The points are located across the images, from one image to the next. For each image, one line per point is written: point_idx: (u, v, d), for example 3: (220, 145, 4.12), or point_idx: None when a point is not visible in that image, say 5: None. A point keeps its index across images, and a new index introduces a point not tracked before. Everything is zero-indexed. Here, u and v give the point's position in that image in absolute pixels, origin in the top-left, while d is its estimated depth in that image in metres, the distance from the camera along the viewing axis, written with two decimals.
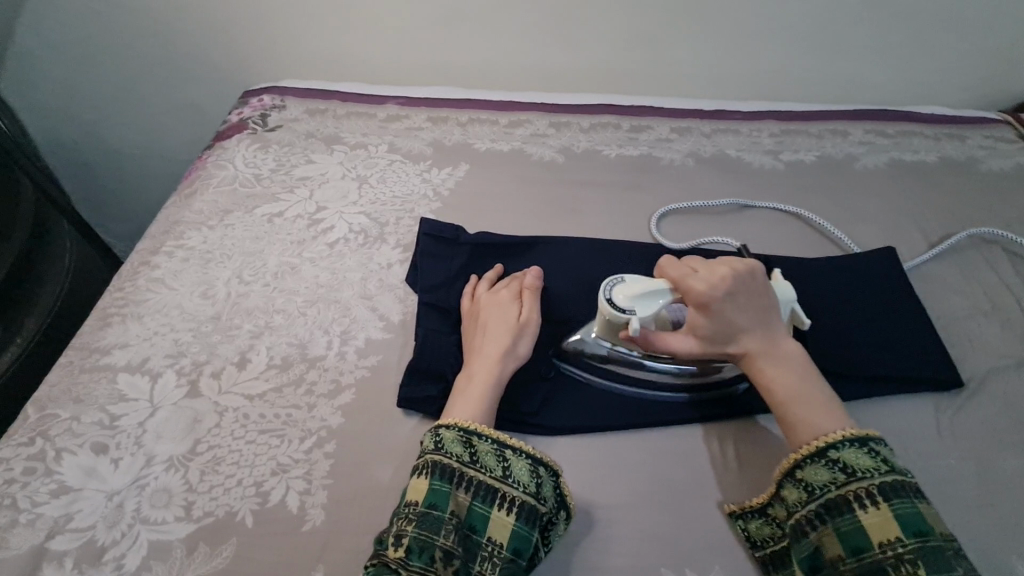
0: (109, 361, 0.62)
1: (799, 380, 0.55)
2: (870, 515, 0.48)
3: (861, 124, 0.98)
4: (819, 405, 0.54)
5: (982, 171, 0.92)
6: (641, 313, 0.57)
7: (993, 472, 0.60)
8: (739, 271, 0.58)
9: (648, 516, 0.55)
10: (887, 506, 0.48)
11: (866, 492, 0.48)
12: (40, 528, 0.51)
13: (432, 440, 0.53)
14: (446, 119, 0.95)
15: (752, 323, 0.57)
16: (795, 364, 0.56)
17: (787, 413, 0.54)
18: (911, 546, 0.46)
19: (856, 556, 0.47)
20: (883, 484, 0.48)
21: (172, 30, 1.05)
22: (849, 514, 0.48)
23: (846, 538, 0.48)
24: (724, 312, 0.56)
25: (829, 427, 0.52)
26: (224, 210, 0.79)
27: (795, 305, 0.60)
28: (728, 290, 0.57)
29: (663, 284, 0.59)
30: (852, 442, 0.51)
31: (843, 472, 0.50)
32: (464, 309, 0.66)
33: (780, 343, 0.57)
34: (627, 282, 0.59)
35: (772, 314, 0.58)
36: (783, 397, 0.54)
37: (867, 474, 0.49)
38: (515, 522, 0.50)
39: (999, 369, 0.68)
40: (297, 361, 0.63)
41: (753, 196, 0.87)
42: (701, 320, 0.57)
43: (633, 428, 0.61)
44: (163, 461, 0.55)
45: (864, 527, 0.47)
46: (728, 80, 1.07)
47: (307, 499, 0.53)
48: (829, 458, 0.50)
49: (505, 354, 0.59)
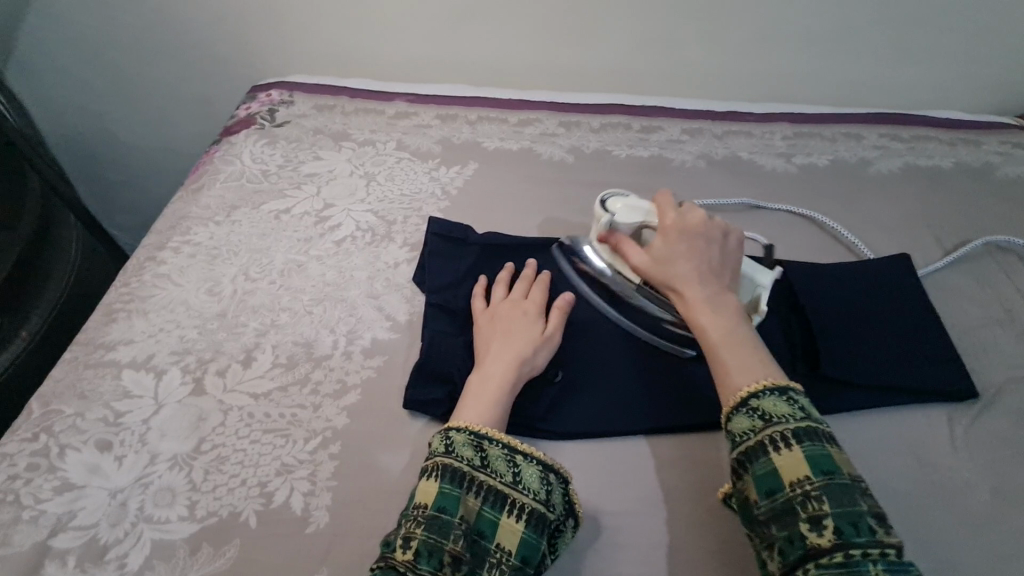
0: (114, 357, 0.62)
1: (733, 326, 0.55)
2: (783, 456, 0.47)
3: (875, 128, 0.97)
4: (748, 352, 0.53)
5: (998, 177, 0.91)
6: (618, 216, 0.66)
7: (1007, 486, 0.59)
8: (713, 222, 0.62)
9: (656, 524, 0.55)
10: (799, 447, 0.47)
11: (780, 435, 0.47)
12: (42, 525, 0.50)
13: (442, 442, 0.52)
14: (455, 116, 0.94)
15: (706, 265, 0.59)
16: (734, 318, 0.56)
17: (714, 352, 0.54)
18: (818, 484, 0.45)
19: (769, 499, 0.46)
20: (796, 428, 0.47)
21: (180, 22, 1.05)
22: (764, 459, 0.47)
23: (759, 481, 0.47)
24: (680, 246, 0.60)
25: (748, 373, 0.52)
26: (231, 206, 0.79)
27: (761, 290, 0.63)
28: (691, 229, 0.61)
29: (650, 210, 0.65)
30: (771, 391, 0.50)
31: (761, 418, 0.49)
32: (478, 312, 0.65)
33: (726, 293, 0.58)
34: (630, 199, 0.68)
35: (728, 269, 0.60)
36: (712, 334, 0.55)
37: (782, 420, 0.48)
38: (524, 529, 0.49)
39: (1014, 380, 0.67)
40: (303, 360, 0.62)
41: (766, 199, 0.86)
42: (660, 249, 0.61)
43: (642, 434, 0.60)
44: (166, 460, 0.54)
45: (776, 470, 0.46)
46: (740, 81, 1.05)
47: (311, 501, 0.53)
48: (748, 407, 0.50)
49: (522, 362, 0.59)
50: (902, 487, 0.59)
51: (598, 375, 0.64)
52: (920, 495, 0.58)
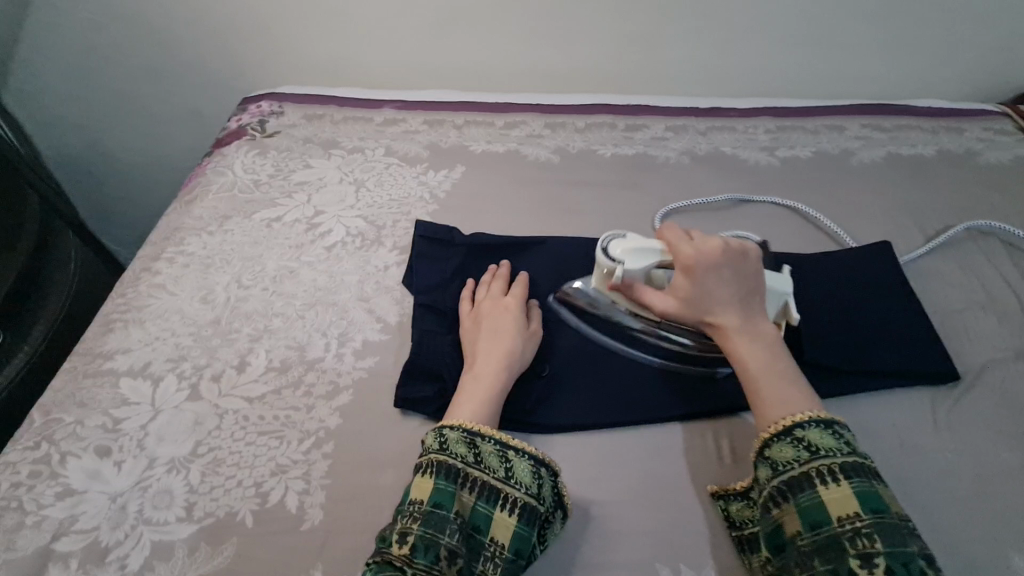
0: (112, 365, 0.64)
1: (773, 359, 0.55)
2: (830, 491, 0.47)
3: (856, 120, 0.98)
4: (793, 389, 0.53)
5: (980, 163, 0.92)
6: (629, 265, 0.61)
7: (990, 465, 0.60)
8: (733, 247, 0.59)
9: (644, 513, 0.56)
10: (848, 483, 0.47)
11: (828, 469, 0.48)
12: (45, 530, 0.52)
13: (436, 439, 0.53)
14: (443, 122, 0.96)
15: (736, 297, 0.57)
16: (769, 345, 0.56)
17: (756, 387, 0.54)
18: (868, 521, 0.45)
19: (814, 530, 0.46)
20: (844, 463, 0.48)
21: (170, 38, 1.07)
22: (809, 490, 0.48)
23: (806, 513, 0.47)
24: (709, 281, 0.57)
25: (795, 408, 0.52)
26: (224, 216, 0.81)
27: (788, 297, 0.62)
28: (717, 260, 0.58)
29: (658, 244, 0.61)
30: (817, 423, 0.50)
31: (807, 450, 0.49)
32: (464, 313, 0.67)
33: (759, 324, 0.57)
34: (627, 239, 0.63)
35: (756, 296, 0.58)
36: (755, 374, 0.54)
37: (829, 453, 0.49)
38: (516, 523, 0.50)
39: (997, 361, 0.68)
40: (296, 363, 0.64)
41: (749, 191, 0.88)
42: (686, 286, 0.58)
43: (629, 425, 0.62)
44: (164, 464, 0.56)
45: (823, 502, 0.47)
46: (722, 77, 1.07)
47: (306, 499, 0.54)
48: (793, 436, 0.50)
49: (511, 359, 0.61)
50: (887, 469, 0.60)
51: (585, 369, 0.65)
52: (904, 478, 0.59)
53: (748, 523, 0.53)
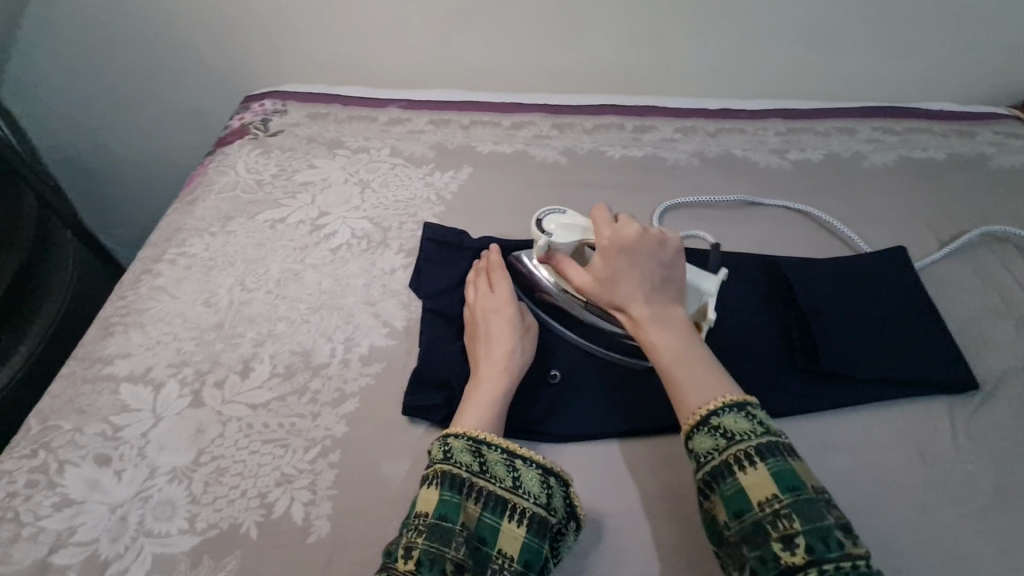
0: (112, 370, 0.62)
1: (683, 341, 0.54)
2: (748, 475, 0.46)
3: (868, 122, 0.97)
4: (700, 370, 0.52)
5: (993, 167, 0.91)
6: (555, 237, 0.64)
7: (1010, 477, 0.59)
8: (649, 231, 0.59)
9: (658, 525, 0.54)
10: (764, 464, 0.46)
11: (744, 453, 0.47)
12: (42, 542, 0.50)
13: (441, 449, 0.52)
14: (449, 121, 0.94)
15: (651, 282, 0.57)
16: (684, 331, 0.55)
17: (667, 372, 0.53)
18: (786, 501, 0.44)
19: (738, 519, 0.45)
20: (759, 444, 0.47)
21: (171, 34, 1.05)
22: (730, 478, 0.46)
23: (729, 502, 0.46)
24: (620, 265, 0.58)
25: (700, 393, 0.51)
26: (226, 217, 0.79)
27: (708, 296, 0.61)
28: (629, 244, 0.58)
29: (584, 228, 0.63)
30: (730, 408, 0.49)
31: (723, 436, 0.48)
32: (466, 320, 0.65)
33: (672, 307, 0.57)
34: (565, 215, 0.66)
35: (671, 279, 0.58)
36: (664, 356, 0.54)
37: (743, 436, 0.47)
38: (525, 534, 0.49)
39: (1014, 370, 0.67)
40: (301, 369, 0.62)
41: (760, 193, 0.86)
42: (601, 270, 0.59)
43: (640, 434, 0.60)
44: (166, 473, 0.54)
45: (743, 489, 0.45)
46: (732, 78, 1.05)
47: (312, 510, 0.52)
48: (709, 425, 0.49)
49: (512, 357, 0.59)
50: (905, 481, 0.59)
51: (593, 376, 0.64)
52: (923, 490, 0.58)
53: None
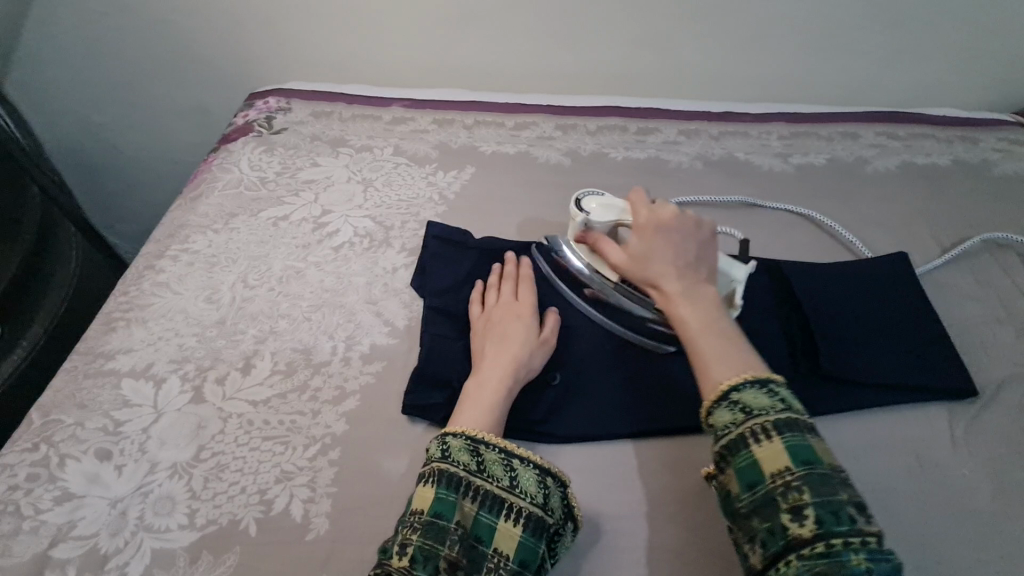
0: (114, 365, 0.62)
1: (713, 316, 0.54)
2: (763, 448, 0.46)
3: (871, 127, 0.97)
4: (726, 343, 0.52)
5: (996, 174, 0.91)
6: (592, 215, 0.64)
7: (1009, 484, 0.59)
8: (688, 214, 0.61)
9: (656, 528, 0.54)
10: (779, 438, 0.46)
11: (760, 427, 0.47)
12: (43, 536, 0.50)
13: (438, 448, 0.52)
14: (452, 121, 0.94)
15: (684, 259, 0.58)
16: (713, 308, 0.55)
17: (693, 344, 0.53)
18: (799, 474, 0.44)
19: (750, 491, 0.45)
20: (777, 419, 0.47)
21: (177, 31, 1.05)
22: (745, 451, 0.46)
23: (742, 474, 0.46)
24: (656, 240, 0.59)
25: (727, 366, 0.50)
26: (229, 214, 0.79)
27: (736, 284, 0.62)
28: (667, 222, 0.60)
29: (624, 208, 0.64)
30: (751, 384, 0.49)
31: (742, 411, 0.48)
32: (474, 319, 0.65)
33: (705, 284, 0.57)
34: (604, 196, 0.66)
35: (705, 260, 0.59)
36: (692, 329, 0.53)
37: (762, 412, 0.47)
38: (521, 533, 0.49)
39: (1014, 377, 0.67)
40: (302, 366, 0.63)
41: (762, 197, 0.87)
42: (636, 245, 0.59)
43: (641, 436, 0.60)
44: (166, 468, 0.55)
45: (757, 461, 0.46)
46: (737, 82, 1.05)
47: (311, 508, 0.53)
48: (728, 400, 0.48)
49: (520, 366, 0.59)
50: (904, 487, 0.59)
51: (596, 377, 0.64)
52: (922, 496, 0.58)
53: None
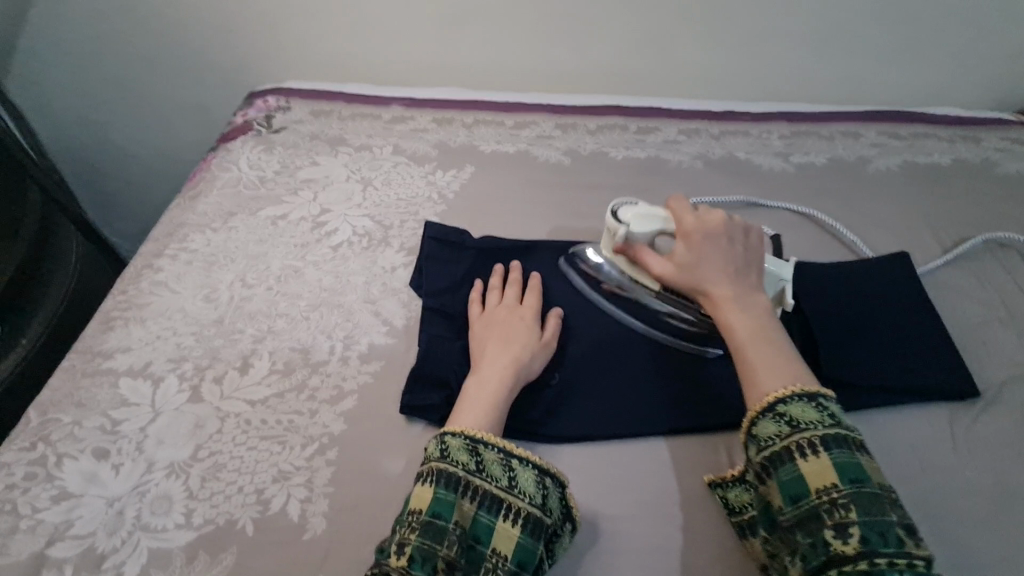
0: (111, 365, 0.62)
1: (763, 326, 0.55)
2: (809, 463, 0.46)
3: (873, 126, 0.97)
4: (778, 353, 0.53)
5: (998, 174, 0.91)
6: (635, 229, 0.62)
7: (1009, 485, 0.59)
8: (735, 221, 0.61)
9: (654, 527, 0.54)
10: (827, 455, 0.46)
11: (807, 442, 0.47)
12: (40, 535, 0.50)
13: (437, 447, 0.51)
14: (452, 120, 0.94)
15: (731, 267, 0.58)
16: (762, 317, 0.56)
17: (742, 353, 0.53)
18: (846, 492, 0.44)
19: (793, 504, 0.46)
20: (825, 435, 0.47)
21: (176, 29, 1.05)
22: (790, 465, 0.47)
23: (786, 487, 0.46)
24: (706, 247, 0.59)
25: (778, 375, 0.51)
26: (228, 213, 0.79)
27: (785, 283, 0.63)
28: (717, 229, 0.59)
29: (665, 215, 0.62)
30: (800, 397, 0.49)
31: (788, 424, 0.48)
32: (473, 320, 0.65)
33: (754, 292, 0.57)
34: (640, 206, 0.64)
35: (753, 268, 0.59)
36: (741, 338, 0.54)
37: (810, 426, 0.48)
38: (519, 534, 0.49)
39: (1015, 378, 0.67)
40: (300, 366, 0.62)
41: (763, 196, 0.86)
42: (681, 250, 0.59)
43: (639, 436, 0.60)
44: (163, 468, 0.54)
45: (802, 476, 0.46)
46: (737, 81, 1.05)
47: (308, 507, 0.53)
48: (775, 411, 0.49)
49: (521, 367, 0.59)
50: (903, 487, 0.59)
51: (596, 377, 0.64)
52: (921, 496, 0.58)
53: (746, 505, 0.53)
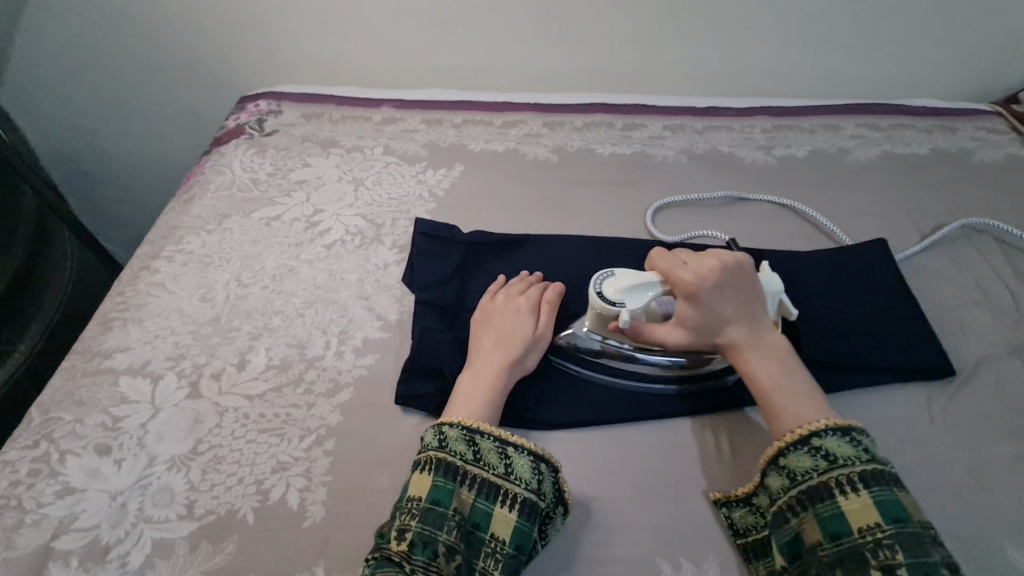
0: (111, 364, 0.63)
1: (783, 370, 0.56)
2: (850, 501, 0.48)
3: (853, 119, 0.99)
4: (801, 393, 0.54)
5: (974, 162, 0.93)
6: (630, 305, 0.60)
7: (986, 459, 0.61)
8: (727, 263, 0.60)
9: (644, 508, 0.56)
10: (867, 493, 0.48)
11: (847, 478, 0.49)
12: (45, 529, 0.52)
13: (435, 437, 0.53)
14: (441, 120, 0.96)
15: (738, 316, 0.58)
16: (780, 357, 0.57)
17: (771, 403, 0.55)
18: (890, 531, 0.46)
19: (835, 541, 0.47)
20: (863, 471, 0.49)
21: (168, 36, 1.06)
22: (830, 500, 0.49)
23: (826, 523, 0.48)
24: (712, 304, 0.58)
25: (809, 418, 0.53)
26: (223, 215, 0.80)
27: (781, 295, 0.61)
28: (714, 280, 0.58)
29: (654, 276, 0.61)
30: (834, 432, 0.51)
31: (826, 459, 0.50)
32: (474, 310, 0.66)
33: (766, 334, 0.58)
34: (615, 276, 0.62)
35: (758, 308, 0.59)
36: (766, 389, 0.55)
37: (848, 462, 0.50)
38: (516, 518, 0.50)
39: (992, 357, 0.69)
40: (296, 361, 0.64)
41: (746, 189, 0.88)
42: (684, 310, 0.59)
43: (627, 422, 0.62)
44: (165, 461, 0.56)
45: (844, 513, 0.48)
46: (720, 77, 1.07)
47: (307, 496, 0.54)
48: (811, 446, 0.51)
49: (515, 364, 0.60)
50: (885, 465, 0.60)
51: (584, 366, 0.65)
52: (900, 473, 0.60)
53: (755, 528, 0.53)
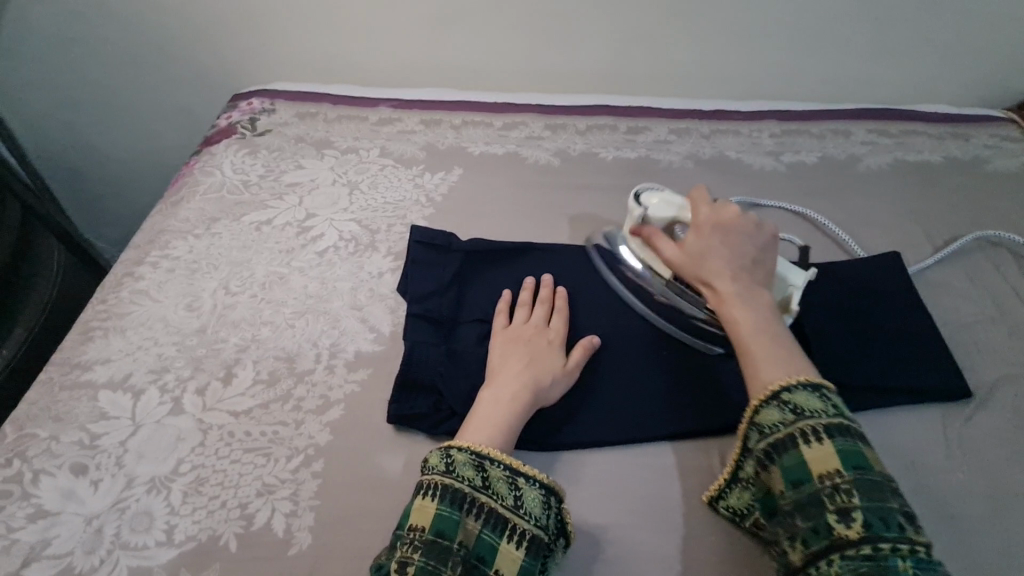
0: (90, 377, 0.60)
1: (766, 323, 0.55)
2: (812, 450, 0.46)
3: (863, 124, 0.96)
4: (778, 346, 0.53)
5: (988, 171, 0.90)
6: (652, 211, 0.65)
7: (1004, 486, 0.58)
8: (750, 215, 0.62)
9: (648, 535, 0.53)
10: (830, 442, 0.46)
11: (811, 428, 0.47)
12: (15, 555, 0.49)
13: (443, 461, 0.50)
14: (439, 121, 0.93)
15: (738, 261, 0.58)
16: (766, 312, 0.56)
17: (743, 344, 0.54)
18: (849, 477, 0.44)
19: (796, 489, 0.46)
20: (828, 423, 0.47)
21: (158, 31, 1.03)
22: (793, 450, 0.47)
23: (788, 473, 0.47)
24: (716, 242, 0.59)
25: (777, 369, 0.51)
26: (211, 219, 0.77)
27: (795, 290, 0.61)
28: (728, 222, 0.60)
29: (685, 203, 0.65)
30: (804, 386, 0.49)
31: (792, 411, 0.49)
32: (496, 330, 0.63)
33: (761, 289, 0.57)
34: (665, 193, 0.67)
35: (765, 260, 0.59)
36: (743, 330, 0.55)
37: (814, 413, 0.48)
38: (523, 557, 0.47)
39: (1008, 377, 0.66)
40: (285, 375, 0.61)
41: (755, 196, 0.85)
42: (691, 241, 0.61)
43: (634, 442, 0.59)
44: (144, 483, 0.53)
45: (805, 461, 0.46)
46: (726, 80, 1.04)
47: (294, 522, 0.51)
48: (779, 399, 0.49)
49: (536, 394, 0.57)
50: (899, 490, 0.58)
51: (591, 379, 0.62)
52: (914, 499, 0.57)
53: (751, 507, 0.52)
